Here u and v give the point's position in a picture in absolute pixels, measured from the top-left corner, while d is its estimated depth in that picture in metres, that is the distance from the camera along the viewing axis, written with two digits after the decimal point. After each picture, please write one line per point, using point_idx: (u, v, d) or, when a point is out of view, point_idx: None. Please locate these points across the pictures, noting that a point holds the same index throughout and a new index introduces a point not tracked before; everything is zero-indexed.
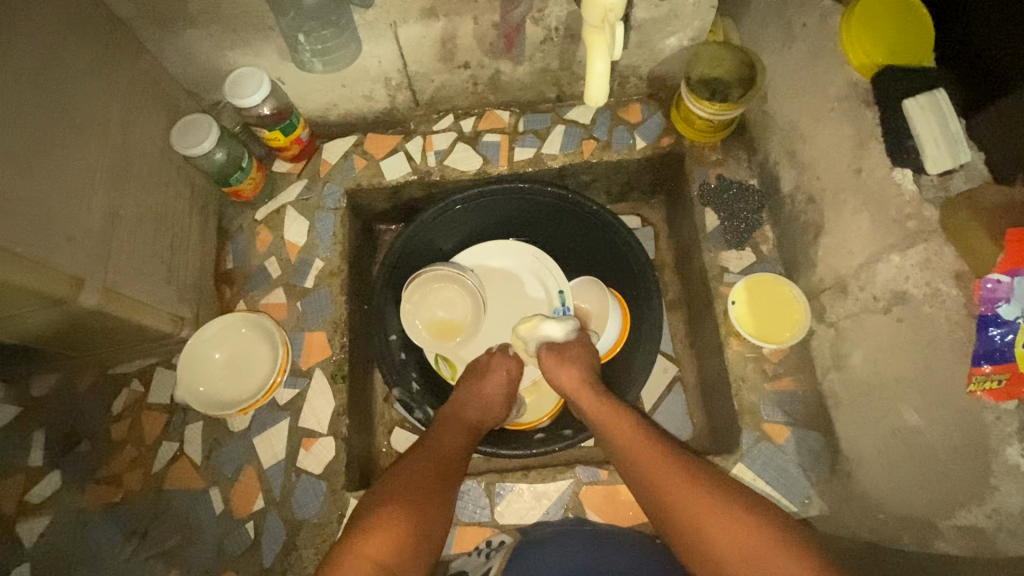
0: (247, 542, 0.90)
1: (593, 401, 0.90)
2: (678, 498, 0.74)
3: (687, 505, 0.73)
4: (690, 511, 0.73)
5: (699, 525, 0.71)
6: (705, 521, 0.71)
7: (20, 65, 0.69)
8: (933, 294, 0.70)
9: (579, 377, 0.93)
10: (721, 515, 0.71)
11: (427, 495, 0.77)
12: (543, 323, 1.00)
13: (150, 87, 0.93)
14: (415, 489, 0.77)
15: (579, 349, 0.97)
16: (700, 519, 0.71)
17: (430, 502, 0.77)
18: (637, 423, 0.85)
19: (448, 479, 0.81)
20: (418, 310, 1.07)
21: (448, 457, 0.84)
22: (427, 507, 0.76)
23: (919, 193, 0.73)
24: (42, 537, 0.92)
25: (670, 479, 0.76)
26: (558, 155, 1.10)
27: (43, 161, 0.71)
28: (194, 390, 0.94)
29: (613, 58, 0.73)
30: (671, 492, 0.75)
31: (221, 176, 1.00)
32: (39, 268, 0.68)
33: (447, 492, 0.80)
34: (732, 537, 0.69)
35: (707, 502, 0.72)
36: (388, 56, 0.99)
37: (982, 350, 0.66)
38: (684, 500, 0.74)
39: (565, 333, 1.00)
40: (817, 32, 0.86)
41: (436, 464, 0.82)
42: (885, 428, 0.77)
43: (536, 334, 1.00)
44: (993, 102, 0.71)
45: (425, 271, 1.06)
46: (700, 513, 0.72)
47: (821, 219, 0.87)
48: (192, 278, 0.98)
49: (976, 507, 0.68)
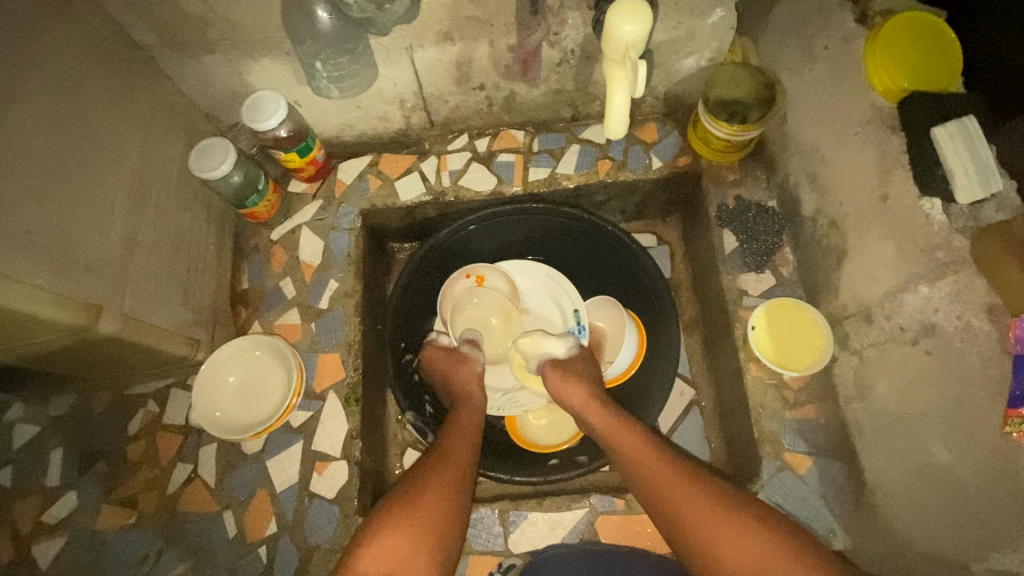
0: (260, 567, 0.89)
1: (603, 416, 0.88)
2: (688, 510, 0.73)
3: (697, 518, 0.72)
4: (703, 527, 0.72)
5: (711, 541, 0.70)
6: (722, 542, 0.70)
7: (42, 96, 0.70)
8: (964, 328, 0.67)
9: (584, 387, 0.92)
10: (738, 531, 0.70)
11: (442, 502, 0.75)
12: (544, 339, 1.01)
13: (170, 112, 0.94)
14: (426, 496, 0.75)
15: (582, 360, 0.99)
16: (713, 533, 0.71)
17: (444, 508, 0.75)
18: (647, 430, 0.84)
19: (459, 483, 0.79)
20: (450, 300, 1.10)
21: (460, 458, 0.82)
22: (438, 515, 0.74)
23: (949, 224, 0.69)
24: (57, 558, 0.93)
25: (683, 493, 0.75)
26: (573, 175, 1.09)
27: (63, 191, 0.71)
28: (210, 414, 0.94)
29: (634, 95, 0.72)
30: (682, 503, 0.74)
31: (238, 198, 1.01)
32: (56, 297, 0.68)
33: (456, 493, 0.77)
34: (749, 554, 0.68)
35: (722, 517, 0.72)
36: (404, 79, 1.00)
37: (1018, 393, 0.61)
38: (699, 520, 0.72)
39: (565, 350, 1.01)
40: (840, 54, 0.84)
41: (450, 467, 0.80)
42: (914, 464, 0.74)
43: (537, 351, 1.01)
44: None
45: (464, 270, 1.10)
46: (713, 530, 0.71)
47: (844, 245, 0.85)
48: (208, 300, 0.99)
49: (1012, 551, 0.63)
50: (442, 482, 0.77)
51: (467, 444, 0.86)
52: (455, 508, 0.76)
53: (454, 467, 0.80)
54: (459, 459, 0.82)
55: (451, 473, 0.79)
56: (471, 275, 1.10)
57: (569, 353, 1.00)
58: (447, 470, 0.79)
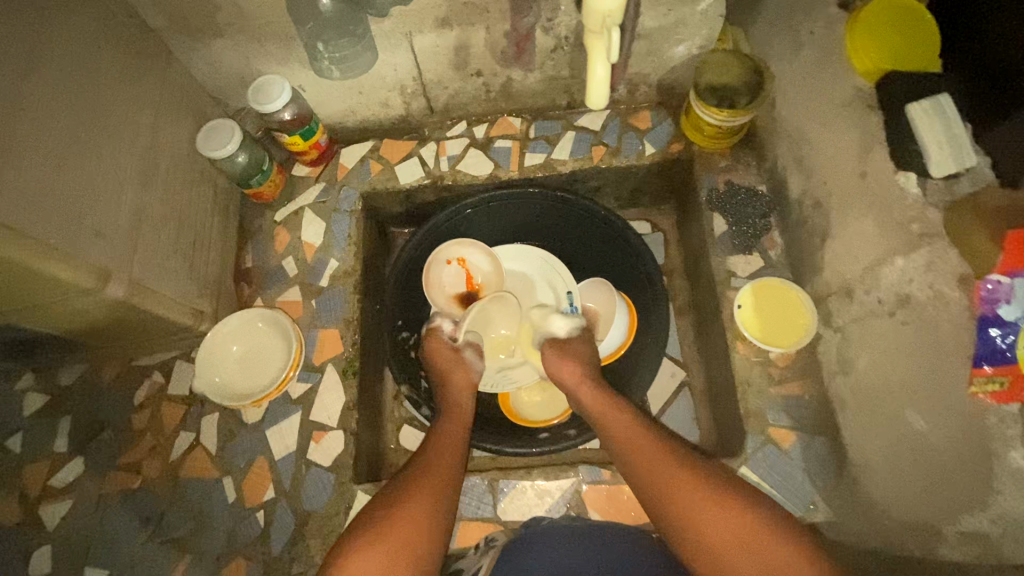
0: (257, 531, 0.92)
1: (592, 403, 0.90)
2: (679, 499, 0.74)
3: (688, 508, 0.73)
4: (688, 507, 0.73)
5: (703, 527, 0.71)
6: (706, 519, 0.72)
7: (59, 70, 0.75)
8: (936, 296, 0.69)
9: (574, 375, 0.93)
10: (720, 509, 0.72)
11: (428, 507, 0.76)
12: (552, 317, 1.04)
13: (179, 93, 0.99)
14: (412, 500, 0.76)
15: (575, 347, 0.99)
16: (703, 516, 0.72)
17: (430, 514, 0.75)
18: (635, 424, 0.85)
19: (444, 489, 0.79)
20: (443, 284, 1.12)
21: (446, 463, 0.82)
22: (426, 520, 0.74)
23: (924, 198, 0.72)
24: (64, 520, 0.96)
25: (670, 477, 0.76)
26: (568, 160, 1.12)
27: (77, 160, 0.75)
28: (211, 380, 0.98)
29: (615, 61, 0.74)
30: (673, 493, 0.75)
31: (243, 178, 1.05)
32: (69, 259, 0.72)
33: (441, 499, 0.78)
34: (730, 528, 0.70)
35: (710, 503, 0.72)
36: (404, 64, 1.03)
37: (983, 352, 0.65)
38: (684, 501, 0.74)
39: (569, 329, 1.03)
40: (824, 39, 0.87)
41: (436, 472, 0.80)
42: (892, 432, 0.76)
43: (544, 328, 1.04)
44: (995, 105, 0.70)
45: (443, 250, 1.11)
46: (697, 509, 0.73)
47: (827, 224, 0.88)
48: (213, 275, 1.02)
49: (981, 512, 0.67)
50: (428, 488, 0.78)
51: (453, 447, 0.86)
52: (442, 513, 0.77)
53: (440, 471, 0.81)
54: (444, 463, 0.82)
55: (436, 479, 0.80)
56: (453, 260, 1.12)
57: (565, 340, 1.00)
58: (433, 475, 0.80)
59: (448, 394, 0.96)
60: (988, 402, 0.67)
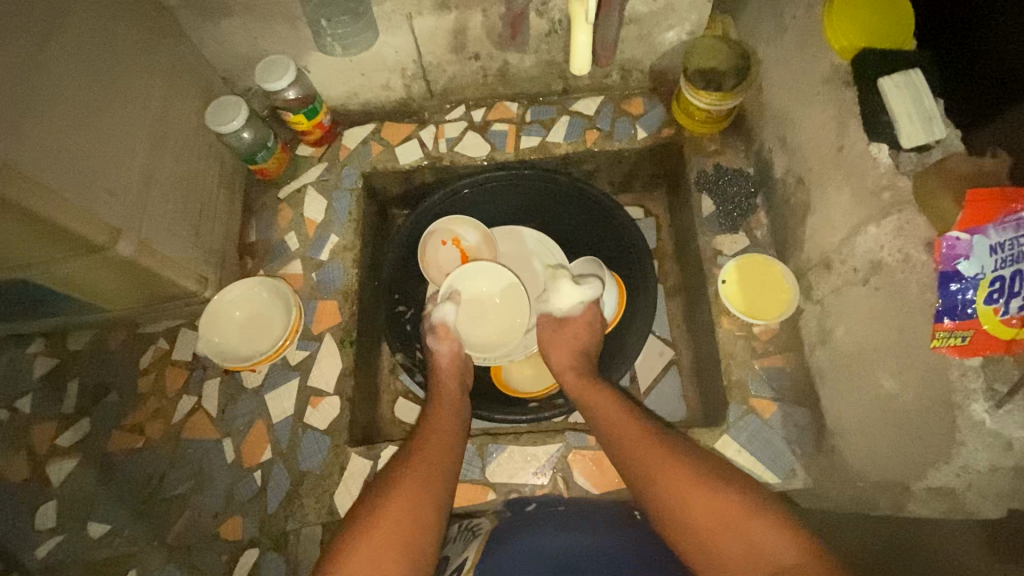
0: (255, 490, 0.95)
1: (587, 390, 0.93)
2: (663, 480, 0.75)
3: (671, 492, 0.74)
4: (674, 486, 0.74)
5: (686, 509, 0.72)
6: (689, 497, 0.73)
7: (78, 37, 0.79)
8: (905, 260, 0.72)
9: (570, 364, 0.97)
10: (702, 489, 0.73)
11: (420, 496, 0.77)
12: (562, 282, 1.05)
13: (191, 71, 1.03)
14: (404, 489, 0.77)
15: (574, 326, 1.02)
16: (686, 496, 0.73)
17: (421, 502, 0.76)
18: (623, 412, 0.87)
19: (437, 478, 0.80)
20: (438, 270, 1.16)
21: (439, 452, 0.83)
22: (418, 505, 0.76)
23: (895, 167, 0.75)
24: (70, 477, 1.00)
25: (658, 457, 0.78)
26: (562, 143, 1.16)
27: (92, 122, 0.80)
28: (211, 342, 1.01)
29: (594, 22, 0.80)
30: (658, 479, 0.76)
31: (248, 155, 1.09)
32: (83, 215, 0.76)
33: (437, 482, 0.80)
34: (713, 506, 0.71)
35: (696, 486, 0.73)
36: (405, 47, 1.08)
37: (943, 307, 0.66)
38: (670, 479, 0.75)
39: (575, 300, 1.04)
40: (805, 22, 0.91)
41: (428, 461, 0.81)
42: (866, 396, 0.78)
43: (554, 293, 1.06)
44: (962, 79, 0.73)
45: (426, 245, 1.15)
46: (682, 488, 0.74)
47: (809, 200, 0.91)
48: (217, 245, 1.07)
49: (946, 466, 0.69)
50: (421, 473, 0.79)
51: (449, 434, 0.87)
52: (438, 500, 0.78)
53: (433, 460, 0.82)
54: (441, 446, 0.85)
55: (428, 468, 0.80)
56: (447, 241, 1.16)
57: (561, 320, 1.03)
58: (425, 464, 0.81)
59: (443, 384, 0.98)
60: (952, 356, 0.67)
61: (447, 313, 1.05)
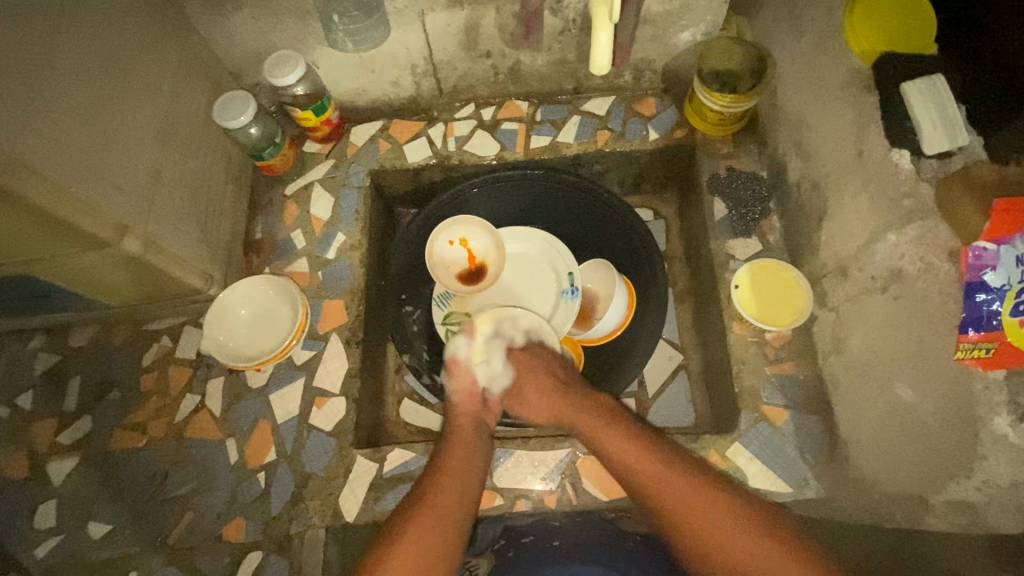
0: (258, 491, 0.94)
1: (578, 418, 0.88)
2: (684, 508, 0.74)
3: (703, 533, 0.72)
4: (696, 511, 0.73)
5: (716, 545, 0.71)
6: (712, 525, 0.72)
7: (87, 28, 0.78)
8: (927, 269, 0.71)
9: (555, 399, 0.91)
10: (718, 510, 0.72)
11: (427, 554, 0.74)
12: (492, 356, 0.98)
13: (199, 64, 1.02)
14: (408, 548, 0.74)
15: (517, 361, 0.97)
16: (710, 529, 0.72)
17: (430, 549, 0.74)
18: (619, 431, 0.83)
19: (445, 523, 0.77)
20: (446, 271, 1.13)
21: (450, 494, 0.80)
22: (427, 552, 0.74)
23: (917, 172, 0.73)
24: (70, 475, 0.99)
25: (671, 482, 0.76)
26: (573, 143, 1.14)
27: (101, 116, 0.79)
28: (217, 340, 1.00)
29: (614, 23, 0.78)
30: (681, 513, 0.74)
31: (255, 150, 1.08)
32: (90, 209, 0.75)
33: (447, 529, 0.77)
34: (727, 527, 0.71)
35: (721, 523, 0.72)
36: (416, 44, 1.07)
37: (969, 318, 0.66)
38: (690, 505, 0.74)
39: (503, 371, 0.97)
40: (823, 24, 0.90)
41: (434, 516, 0.77)
42: (881, 405, 0.77)
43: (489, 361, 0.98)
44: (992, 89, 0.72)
45: (433, 247, 1.12)
46: (701, 512, 0.73)
47: (825, 205, 0.89)
48: (223, 242, 1.05)
49: (967, 480, 0.70)
50: (426, 521, 0.77)
51: (461, 482, 0.82)
52: (446, 555, 0.75)
53: (444, 505, 0.79)
54: (448, 490, 0.81)
55: (434, 523, 0.77)
56: (455, 241, 1.13)
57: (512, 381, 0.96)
58: (430, 521, 0.77)
59: (455, 424, 0.91)
60: (974, 368, 0.68)
61: (458, 348, 0.99)
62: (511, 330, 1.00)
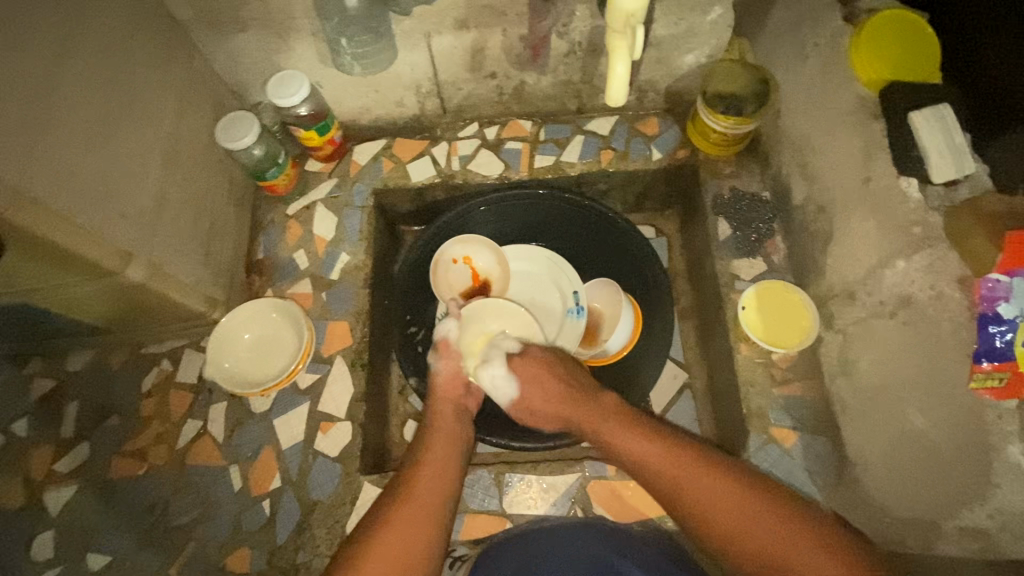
0: (263, 519, 0.92)
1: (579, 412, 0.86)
2: (699, 495, 0.73)
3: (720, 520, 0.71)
4: (709, 498, 0.72)
5: (727, 528, 0.70)
6: (727, 511, 0.71)
7: (92, 55, 0.77)
8: (937, 297, 0.74)
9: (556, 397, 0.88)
10: (731, 497, 0.72)
11: (413, 540, 0.73)
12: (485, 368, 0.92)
13: (202, 85, 1.01)
14: (392, 536, 0.73)
15: (520, 370, 0.91)
16: (693, 496, 0.73)
17: (418, 534, 0.74)
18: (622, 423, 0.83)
19: (433, 509, 0.77)
20: (450, 285, 1.12)
21: (433, 482, 0.80)
22: (416, 537, 0.73)
23: (924, 203, 0.77)
24: (67, 504, 0.96)
25: (683, 469, 0.75)
26: (576, 163, 1.14)
27: (107, 144, 0.78)
28: (221, 365, 0.99)
29: (633, 61, 0.79)
30: (696, 501, 0.73)
31: (258, 171, 1.06)
32: (97, 239, 0.74)
33: (437, 515, 0.76)
34: (743, 512, 0.70)
35: (716, 494, 0.72)
36: (421, 64, 1.06)
37: (983, 349, 0.70)
38: (703, 491, 0.73)
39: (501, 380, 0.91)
40: (829, 50, 0.91)
41: (420, 504, 0.76)
42: (891, 431, 0.78)
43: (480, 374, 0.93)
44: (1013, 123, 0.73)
45: (439, 260, 1.12)
46: (715, 498, 0.72)
47: (831, 228, 0.90)
48: (225, 265, 1.04)
49: (980, 507, 0.71)
50: (412, 508, 0.76)
51: (443, 474, 0.81)
52: (433, 543, 0.74)
53: (431, 492, 0.78)
54: (433, 478, 0.80)
55: (420, 510, 0.76)
56: (458, 259, 1.13)
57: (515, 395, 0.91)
58: (417, 508, 0.76)
59: (437, 411, 0.91)
60: (988, 398, 0.71)
61: (448, 330, 0.99)
62: (504, 341, 0.96)
